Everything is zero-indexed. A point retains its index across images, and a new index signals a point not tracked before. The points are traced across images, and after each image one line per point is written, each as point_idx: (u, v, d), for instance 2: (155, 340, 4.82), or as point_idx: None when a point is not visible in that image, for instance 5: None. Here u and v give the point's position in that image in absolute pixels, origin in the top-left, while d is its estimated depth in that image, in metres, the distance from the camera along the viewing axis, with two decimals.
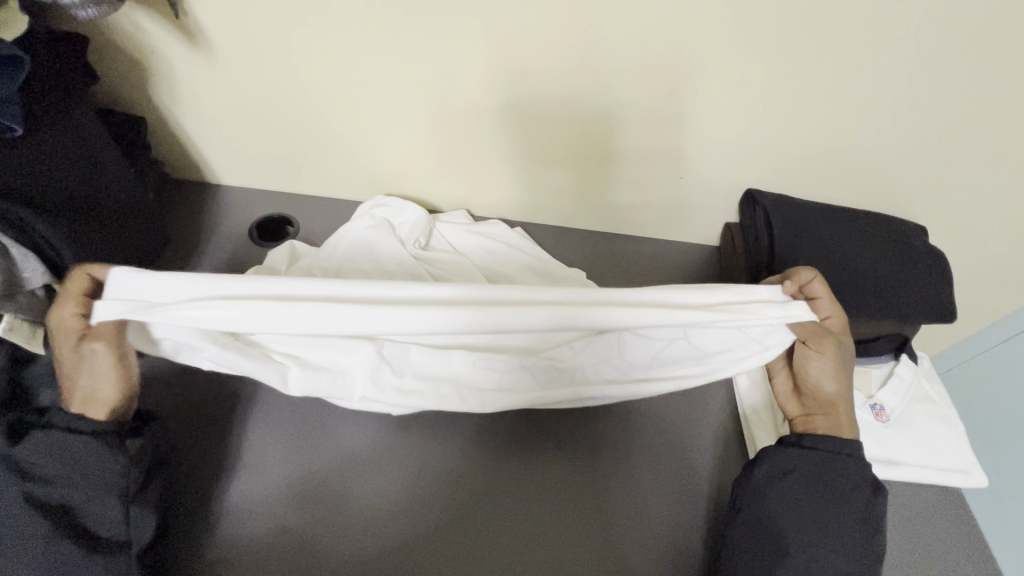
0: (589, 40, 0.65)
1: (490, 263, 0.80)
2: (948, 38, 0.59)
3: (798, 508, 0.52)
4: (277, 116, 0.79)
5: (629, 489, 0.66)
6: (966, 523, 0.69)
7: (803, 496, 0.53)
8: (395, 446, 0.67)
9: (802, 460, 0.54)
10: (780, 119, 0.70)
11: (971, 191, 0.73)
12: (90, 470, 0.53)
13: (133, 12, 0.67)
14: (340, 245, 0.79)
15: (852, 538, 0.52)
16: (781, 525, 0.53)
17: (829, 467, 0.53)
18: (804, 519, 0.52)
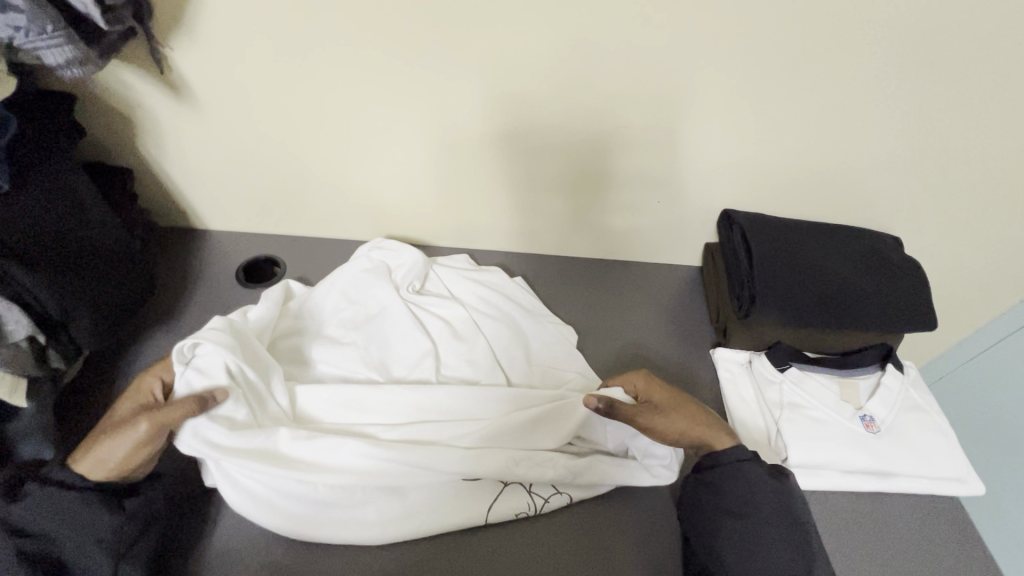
0: (560, 76, 0.69)
1: (483, 305, 0.80)
2: (895, 55, 0.63)
3: (723, 523, 0.57)
4: (262, 162, 0.81)
5: (627, 523, 0.65)
6: (969, 535, 0.68)
7: (729, 507, 0.58)
8: None
9: (716, 476, 0.60)
10: (747, 140, 0.73)
11: (935, 196, 0.76)
12: (79, 524, 0.55)
13: (120, 69, 0.70)
14: (332, 293, 0.77)
15: (785, 538, 0.56)
16: (713, 542, 0.57)
17: (736, 478, 0.59)
18: (731, 532, 0.57)
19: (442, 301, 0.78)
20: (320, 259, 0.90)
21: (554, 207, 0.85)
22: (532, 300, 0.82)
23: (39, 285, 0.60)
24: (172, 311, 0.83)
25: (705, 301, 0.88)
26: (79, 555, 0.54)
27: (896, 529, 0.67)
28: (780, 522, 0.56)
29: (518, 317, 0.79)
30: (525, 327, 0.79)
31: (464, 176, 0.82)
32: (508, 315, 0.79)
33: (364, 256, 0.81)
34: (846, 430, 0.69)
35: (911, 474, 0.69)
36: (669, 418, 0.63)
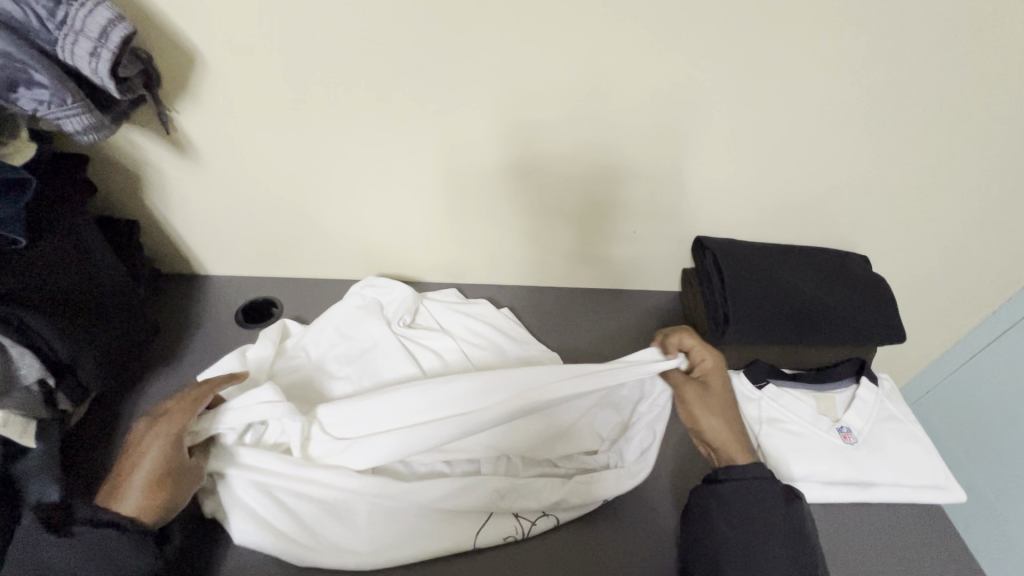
0: (536, 119, 0.75)
1: (471, 336, 0.83)
2: (836, 91, 0.70)
3: (734, 540, 0.59)
4: (262, 212, 0.87)
5: (618, 543, 0.66)
6: (954, 542, 0.69)
7: (732, 524, 0.60)
8: None
9: (724, 491, 0.62)
10: (711, 170, 0.79)
11: (891, 213, 0.82)
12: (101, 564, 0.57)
13: (130, 132, 0.76)
14: (326, 331, 0.81)
15: (783, 551, 0.58)
16: (722, 560, 0.58)
17: (745, 492, 0.61)
18: (741, 550, 0.58)
19: (431, 334, 0.82)
20: (316, 299, 0.95)
21: (537, 240, 0.90)
22: (519, 330, 0.86)
23: (49, 330, 0.64)
24: (175, 353, 0.86)
25: (685, 323, 0.92)
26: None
27: (881, 537, 0.68)
28: (790, 539, 0.58)
29: (504, 347, 0.83)
30: (510, 354, 0.82)
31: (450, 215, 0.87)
32: (494, 344, 0.83)
33: (356, 294, 0.85)
34: (825, 442, 0.71)
35: (892, 484, 0.70)
36: (710, 410, 0.71)
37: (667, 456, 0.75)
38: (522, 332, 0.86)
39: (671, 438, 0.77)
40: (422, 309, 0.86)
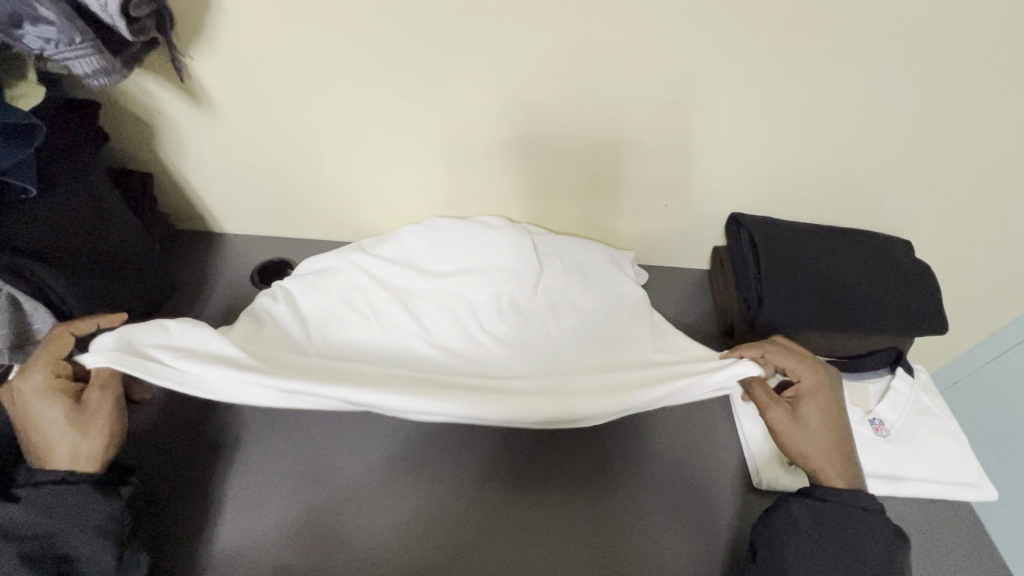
0: (574, 82, 0.70)
1: (500, 245, 0.80)
2: (907, 62, 0.63)
3: (818, 552, 0.56)
4: (280, 170, 0.84)
5: (630, 510, 0.69)
6: (986, 542, 0.67)
7: (815, 546, 0.56)
8: (393, 479, 0.71)
9: (815, 508, 0.59)
10: (758, 144, 0.74)
11: (951, 198, 0.76)
12: (83, 512, 0.55)
13: (143, 78, 0.72)
14: (332, 274, 0.80)
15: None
16: (792, 566, 0.56)
17: (844, 516, 0.58)
18: (818, 562, 0.56)
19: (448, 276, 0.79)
20: None
21: (565, 213, 0.87)
22: (574, 262, 0.82)
23: (59, 282, 0.62)
24: (189, 311, 0.85)
25: (713, 304, 0.89)
26: (78, 547, 0.54)
27: (911, 535, 0.67)
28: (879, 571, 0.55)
29: (530, 278, 0.79)
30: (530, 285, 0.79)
31: (475, 181, 0.83)
32: (525, 247, 0.80)
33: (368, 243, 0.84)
34: (855, 434, 0.70)
35: (922, 479, 0.69)
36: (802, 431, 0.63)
37: (687, 434, 0.76)
38: (566, 267, 0.81)
39: (690, 418, 0.78)
40: (436, 233, 0.82)
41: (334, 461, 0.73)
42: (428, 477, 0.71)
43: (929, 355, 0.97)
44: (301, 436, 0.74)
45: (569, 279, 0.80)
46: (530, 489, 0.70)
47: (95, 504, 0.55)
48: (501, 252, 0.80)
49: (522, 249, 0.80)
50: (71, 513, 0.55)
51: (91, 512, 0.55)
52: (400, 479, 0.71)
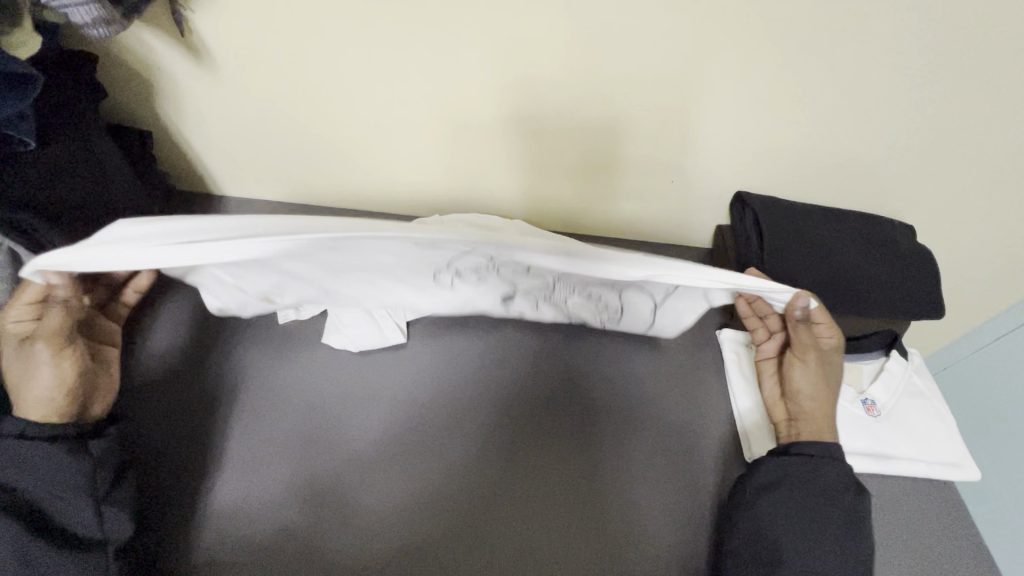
0: (586, 52, 0.68)
1: None
2: (930, 43, 0.61)
3: (793, 513, 0.59)
4: (283, 133, 0.82)
5: (626, 498, 0.69)
6: (963, 512, 0.71)
7: (791, 509, 0.59)
8: (392, 449, 0.71)
9: (789, 468, 0.61)
10: (767, 123, 0.73)
11: (957, 186, 0.76)
12: (53, 470, 0.57)
13: (140, 32, 0.70)
14: None
15: (839, 534, 0.58)
16: (764, 527, 0.59)
17: (813, 469, 0.61)
18: (796, 522, 0.59)
19: None
20: None
21: (567, 186, 0.86)
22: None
23: (62, 240, 0.61)
24: None
25: None
26: (59, 502, 0.57)
27: (893, 511, 0.70)
28: (845, 523, 0.59)
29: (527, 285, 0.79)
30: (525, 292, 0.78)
31: (479, 151, 0.82)
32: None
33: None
34: (847, 413, 0.72)
35: (908, 458, 0.71)
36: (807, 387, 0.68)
37: (686, 420, 0.76)
38: None
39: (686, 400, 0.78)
40: None
41: (334, 432, 0.73)
42: (427, 456, 0.71)
43: (922, 338, 0.99)
44: (299, 412, 0.75)
45: None
46: (527, 469, 0.71)
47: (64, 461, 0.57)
48: None
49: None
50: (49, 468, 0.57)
51: (66, 466, 0.57)
52: (400, 447, 0.72)
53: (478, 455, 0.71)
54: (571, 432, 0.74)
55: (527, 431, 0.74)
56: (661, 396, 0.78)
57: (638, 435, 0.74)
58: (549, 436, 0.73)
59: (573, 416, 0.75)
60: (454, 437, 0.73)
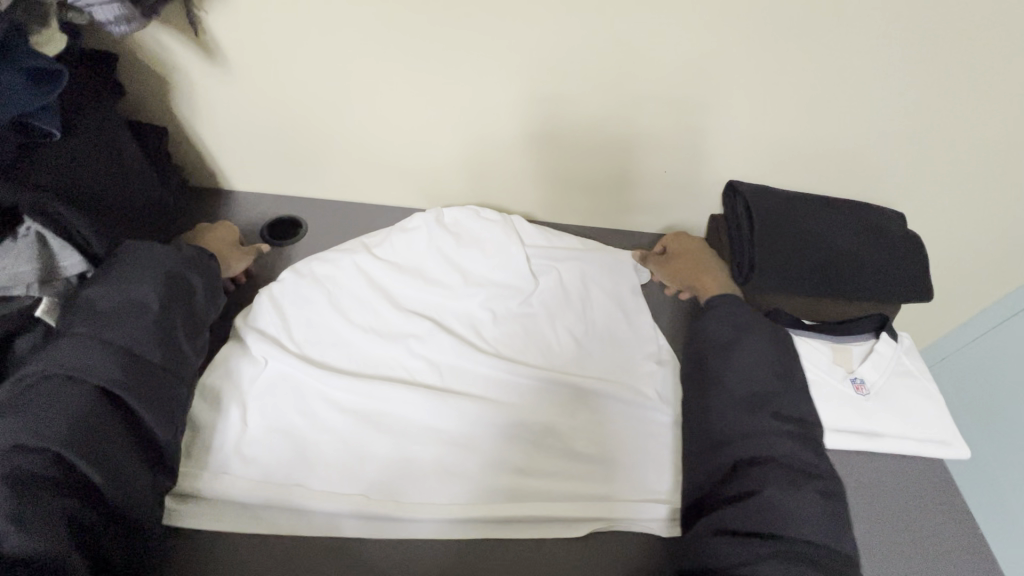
0: (580, 46, 0.71)
1: (506, 252, 0.82)
2: (909, 28, 0.64)
3: (721, 406, 0.66)
4: (291, 130, 0.86)
5: (632, 481, 0.69)
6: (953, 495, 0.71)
7: (715, 406, 0.66)
8: (424, 448, 0.69)
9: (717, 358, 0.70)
10: (758, 111, 0.75)
11: (944, 173, 0.78)
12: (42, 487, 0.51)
13: (158, 31, 0.74)
14: (329, 280, 0.81)
15: (779, 398, 0.64)
16: (768, 446, 0.61)
17: (742, 349, 0.68)
18: (720, 415, 0.65)
19: (446, 282, 0.81)
20: (340, 224, 0.95)
21: (564, 179, 0.88)
22: (570, 274, 0.84)
23: (84, 224, 0.64)
24: None
25: None
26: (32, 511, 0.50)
27: (885, 490, 0.71)
28: (774, 374, 0.65)
29: (525, 291, 0.80)
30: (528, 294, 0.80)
31: (479, 145, 0.85)
32: (519, 260, 0.82)
33: (333, 252, 0.84)
34: (837, 393, 0.73)
35: (899, 436, 0.72)
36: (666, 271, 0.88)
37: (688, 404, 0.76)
38: (564, 278, 0.83)
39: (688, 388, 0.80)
40: (428, 233, 0.83)
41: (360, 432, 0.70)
42: (451, 449, 0.69)
43: (917, 328, 1.00)
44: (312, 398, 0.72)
45: (568, 286, 0.83)
46: (537, 457, 0.70)
47: (89, 376, 0.56)
48: (500, 254, 0.82)
49: (519, 264, 0.82)
50: (50, 404, 0.54)
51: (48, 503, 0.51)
52: (435, 436, 0.70)
53: (476, 487, 0.67)
54: (565, 464, 0.70)
55: (517, 457, 0.69)
56: (666, 407, 0.74)
57: (639, 451, 0.71)
58: (560, 441, 0.71)
59: (568, 445, 0.71)
60: (442, 469, 0.67)
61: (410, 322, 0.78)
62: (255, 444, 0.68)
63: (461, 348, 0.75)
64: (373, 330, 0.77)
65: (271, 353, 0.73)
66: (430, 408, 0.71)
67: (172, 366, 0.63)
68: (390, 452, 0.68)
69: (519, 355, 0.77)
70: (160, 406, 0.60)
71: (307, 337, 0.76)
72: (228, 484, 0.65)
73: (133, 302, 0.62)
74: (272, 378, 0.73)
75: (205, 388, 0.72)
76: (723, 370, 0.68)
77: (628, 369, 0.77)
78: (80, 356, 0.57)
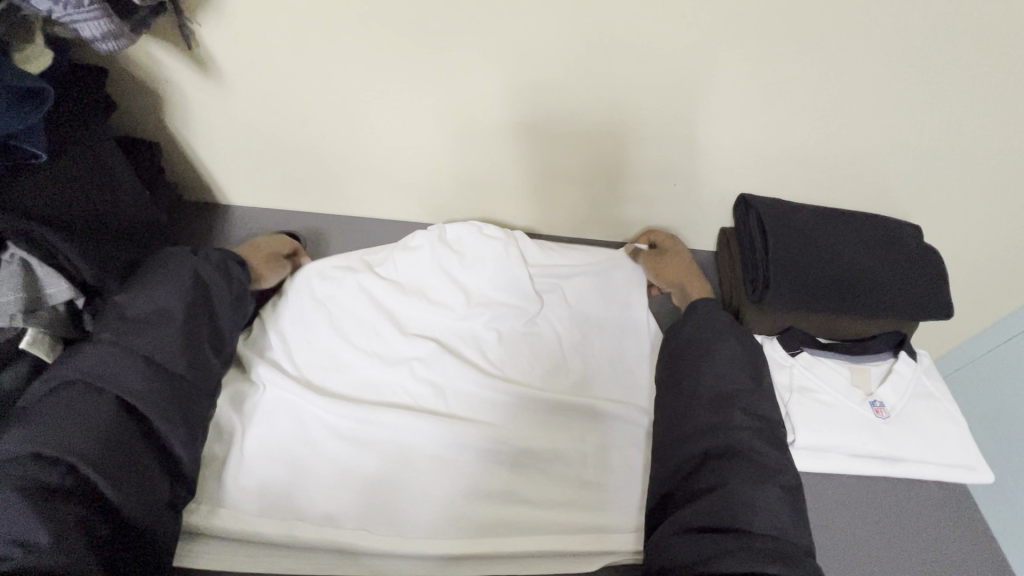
0: (589, 58, 0.68)
1: (506, 270, 0.79)
2: (931, 39, 0.62)
3: (687, 408, 0.65)
4: (290, 144, 0.83)
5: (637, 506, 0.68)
6: (959, 521, 0.70)
7: (677, 408, 0.65)
8: (426, 474, 0.67)
9: (688, 356, 0.69)
10: (771, 124, 0.73)
11: (963, 184, 0.76)
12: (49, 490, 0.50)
13: (150, 45, 0.71)
14: (327, 298, 0.79)
15: (744, 393, 0.64)
16: (735, 439, 0.60)
17: (713, 353, 0.67)
18: (682, 415, 0.64)
19: (445, 301, 0.78)
20: (341, 239, 0.92)
21: (571, 192, 0.86)
22: (573, 282, 0.83)
23: (72, 249, 0.61)
24: None
25: (719, 284, 0.89)
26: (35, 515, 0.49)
27: (906, 517, 0.69)
28: (741, 374, 0.65)
29: (529, 311, 0.78)
30: (530, 315, 0.78)
31: (483, 159, 0.83)
32: (520, 277, 0.79)
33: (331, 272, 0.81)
34: (856, 416, 0.70)
35: (919, 461, 0.70)
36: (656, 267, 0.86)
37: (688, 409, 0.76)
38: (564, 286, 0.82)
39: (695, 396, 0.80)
40: (427, 249, 0.81)
41: (359, 459, 0.67)
42: (452, 478, 0.67)
43: (931, 339, 0.98)
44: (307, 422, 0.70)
45: (569, 294, 0.82)
46: (545, 481, 0.68)
47: (122, 373, 0.57)
48: (499, 274, 0.79)
49: (520, 283, 0.79)
50: (70, 408, 0.54)
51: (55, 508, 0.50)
52: (435, 463, 0.67)
53: (456, 510, 0.65)
54: (569, 485, 0.68)
55: (520, 487, 0.67)
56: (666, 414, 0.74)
57: (639, 472, 0.70)
58: (562, 467, 0.69)
59: (572, 473, 0.69)
60: (445, 498, 0.65)
61: (409, 342, 0.75)
62: (250, 476, 0.66)
63: (461, 372, 0.73)
64: (371, 350, 0.75)
65: (266, 376, 0.71)
66: (432, 436, 0.68)
67: (192, 379, 0.63)
68: (391, 483, 0.66)
69: (523, 375, 0.75)
70: (180, 420, 0.60)
71: (306, 359, 0.74)
72: (228, 528, 0.62)
73: (158, 311, 0.62)
74: (266, 403, 0.70)
75: (216, 424, 0.69)
76: (695, 377, 0.66)
77: (630, 378, 0.77)
78: (103, 363, 0.57)
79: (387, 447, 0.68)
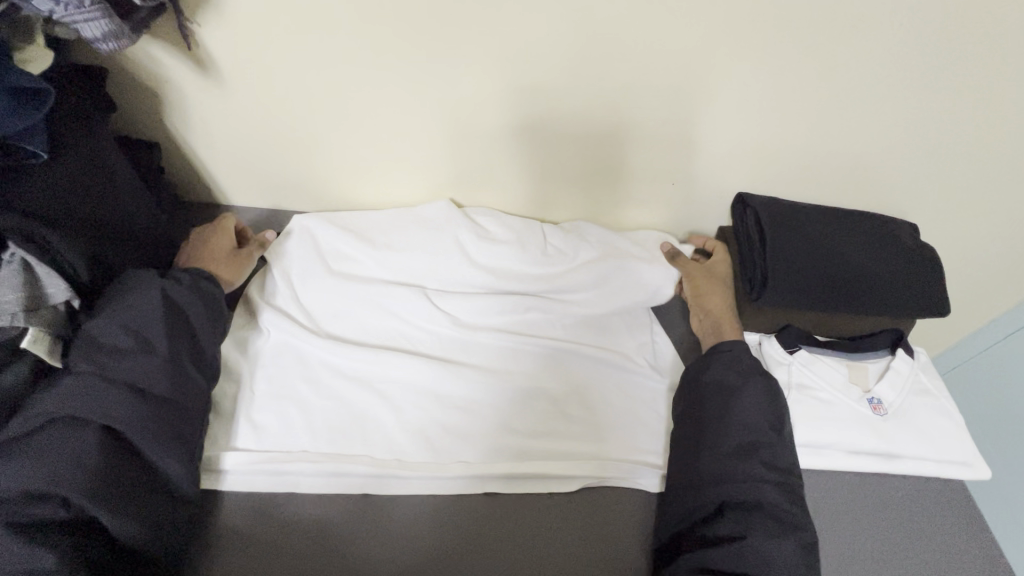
0: (587, 58, 0.69)
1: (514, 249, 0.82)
2: (927, 37, 0.62)
3: (702, 453, 0.65)
4: (289, 143, 0.84)
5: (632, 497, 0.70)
6: (959, 517, 0.70)
7: (691, 451, 0.66)
8: (422, 433, 0.71)
9: (707, 403, 0.68)
10: (769, 123, 0.73)
11: (959, 182, 0.76)
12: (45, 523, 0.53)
13: (150, 45, 0.71)
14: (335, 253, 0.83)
15: (765, 443, 0.64)
16: (757, 492, 0.61)
17: (745, 406, 0.66)
18: (696, 459, 0.65)
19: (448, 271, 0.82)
20: None
21: (570, 191, 0.86)
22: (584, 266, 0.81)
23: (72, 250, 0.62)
24: None
25: None
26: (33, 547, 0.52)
27: (905, 513, 0.69)
28: (765, 423, 0.65)
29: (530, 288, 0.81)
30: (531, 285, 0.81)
31: (482, 158, 0.83)
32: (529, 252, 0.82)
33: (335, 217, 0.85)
34: (853, 413, 0.71)
35: (918, 457, 0.71)
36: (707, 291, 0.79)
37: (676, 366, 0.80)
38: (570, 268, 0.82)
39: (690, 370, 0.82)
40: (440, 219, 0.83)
41: (362, 415, 0.72)
42: (447, 444, 0.71)
43: (929, 337, 0.99)
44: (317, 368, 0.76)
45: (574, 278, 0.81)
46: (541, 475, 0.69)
47: (104, 403, 0.58)
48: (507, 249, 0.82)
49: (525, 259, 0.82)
50: (59, 446, 0.56)
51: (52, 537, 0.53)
52: (428, 440, 0.71)
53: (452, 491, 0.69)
54: (565, 461, 0.70)
55: (514, 420, 0.73)
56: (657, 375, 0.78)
57: (626, 419, 0.74)
58: (554, 432, 0.73)
59: (561, 409, 0.74)
60: (438, 451, 0.70)
61: (411, 299, 0.79)
62: (263, 410, 0.72)
63: (460, 331, 0.78)
64: (373, 304, 0.80)
65: (277, 323, 0.77)
66: (431, 373, 0.74)
67: (182, 400, 0.63)
68: (393, 415, 0.72)
69: (517, 364, 0.76)
70: (171, 439, 0.61)
71: (316, 309, 0.79)
72: (246, 458, 0.68)
73: (135, 341, 0.62)
74: (275, 347, 0.76)
75: (226, 366, 0.75)
76: (702, 366, 0.71)
77: (621, 340, 0.80)
78: (84, 398, 0.58)
79: (384, 412, 0.73)
